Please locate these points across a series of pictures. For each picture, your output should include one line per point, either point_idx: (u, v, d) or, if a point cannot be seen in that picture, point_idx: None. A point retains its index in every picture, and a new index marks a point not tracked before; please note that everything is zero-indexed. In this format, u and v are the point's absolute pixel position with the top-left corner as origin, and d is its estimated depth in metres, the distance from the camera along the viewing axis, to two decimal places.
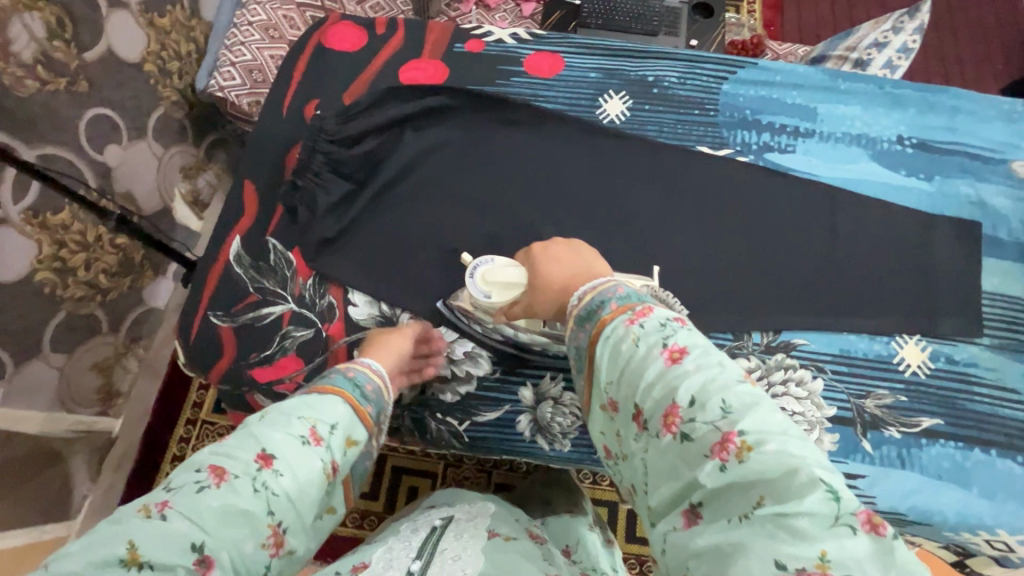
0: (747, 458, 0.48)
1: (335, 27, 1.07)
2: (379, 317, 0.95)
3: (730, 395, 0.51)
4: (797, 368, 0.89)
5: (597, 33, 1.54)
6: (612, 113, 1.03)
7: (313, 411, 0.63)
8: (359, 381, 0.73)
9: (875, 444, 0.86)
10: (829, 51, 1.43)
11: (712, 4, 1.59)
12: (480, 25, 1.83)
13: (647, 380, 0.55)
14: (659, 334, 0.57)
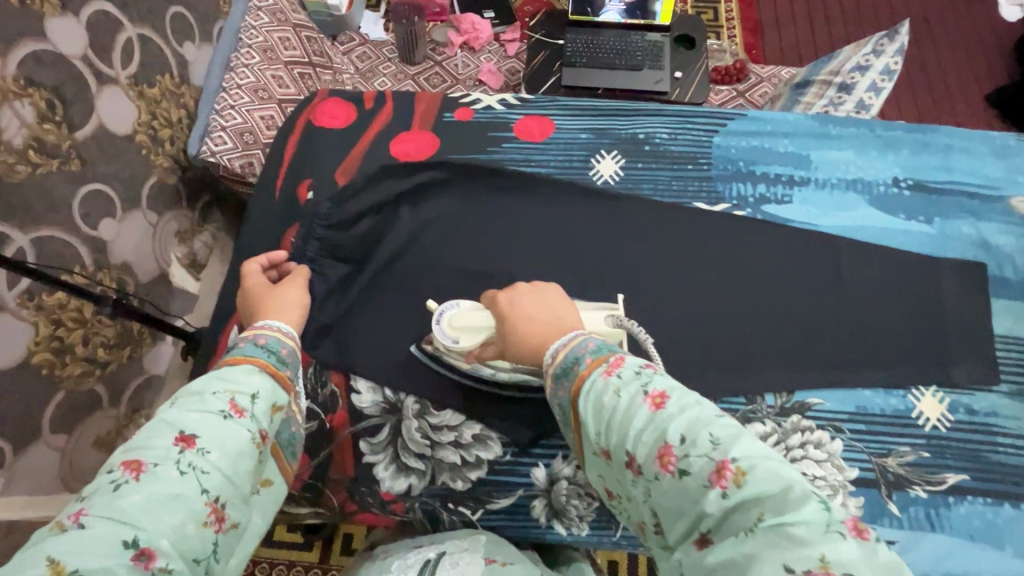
0: (740, 481, 0.53)
1: (325, 105, 1.12)
2: (384, 403, 0.94)
3: (713, 427, 0.57)
4: (814, 429, 0.87)
5: (580, 71, 1.56)
6: (605, 173, 1.06)
7: (230, 386, 0.68)
8: (273, 347, 0.76)
9: (902, 506, 0.84)
10: (813, 75, 1.46)
11: (694, 35, 1.60)
12: (466, 66, 1.86)
13: (638, 426, 0.60)
14: (634, 384, 0.64)
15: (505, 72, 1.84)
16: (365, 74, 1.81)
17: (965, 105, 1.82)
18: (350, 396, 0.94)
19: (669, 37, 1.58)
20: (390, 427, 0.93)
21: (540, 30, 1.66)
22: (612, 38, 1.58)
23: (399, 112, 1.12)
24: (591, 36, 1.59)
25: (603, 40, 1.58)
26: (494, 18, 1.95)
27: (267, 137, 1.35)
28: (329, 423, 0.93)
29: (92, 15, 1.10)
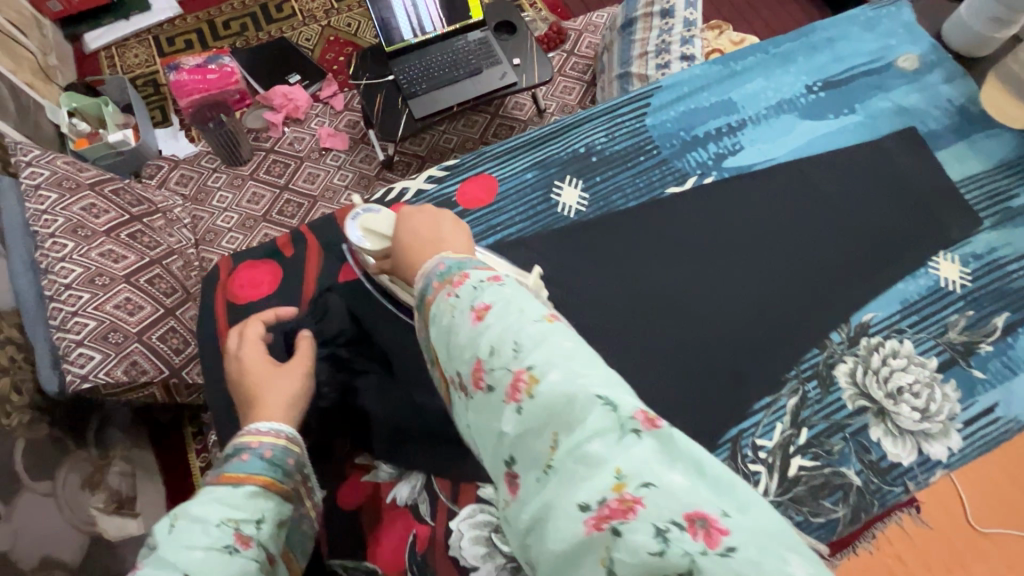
0: (540, 395, 0.46)
1: (242, 275, 0.95)
2: (509, 564, 0.77)
3: (522, 334, 0.49)
4: (884, 342, 0.89)
5: (429, 98, 1.48)
6: (571, 202, 0.98)
7: (230, 511, 0.58)
8: (259, 462, 0.63)
9: (983, 366, 0.88)
10: (632, 13, 1.51)
11: (512, 20, 1.59)
12: (297, 139, 1.69)
13: (460, 344, 0.52)
14: (467, 298, 0.54)
15: (344, 129, 1.70)
16: (196, 198, 1.60)
17: None
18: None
19: (489, 30, 1.56)
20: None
21: (364, 75, 1.54)
22: (439, 54, 1.52)
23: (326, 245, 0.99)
24: (419, 59, 1.52)
25: (432, 59, 1.52)
26: (302, 79, 1.76)
27: (136, 326, 1.13)
28: None
29: None
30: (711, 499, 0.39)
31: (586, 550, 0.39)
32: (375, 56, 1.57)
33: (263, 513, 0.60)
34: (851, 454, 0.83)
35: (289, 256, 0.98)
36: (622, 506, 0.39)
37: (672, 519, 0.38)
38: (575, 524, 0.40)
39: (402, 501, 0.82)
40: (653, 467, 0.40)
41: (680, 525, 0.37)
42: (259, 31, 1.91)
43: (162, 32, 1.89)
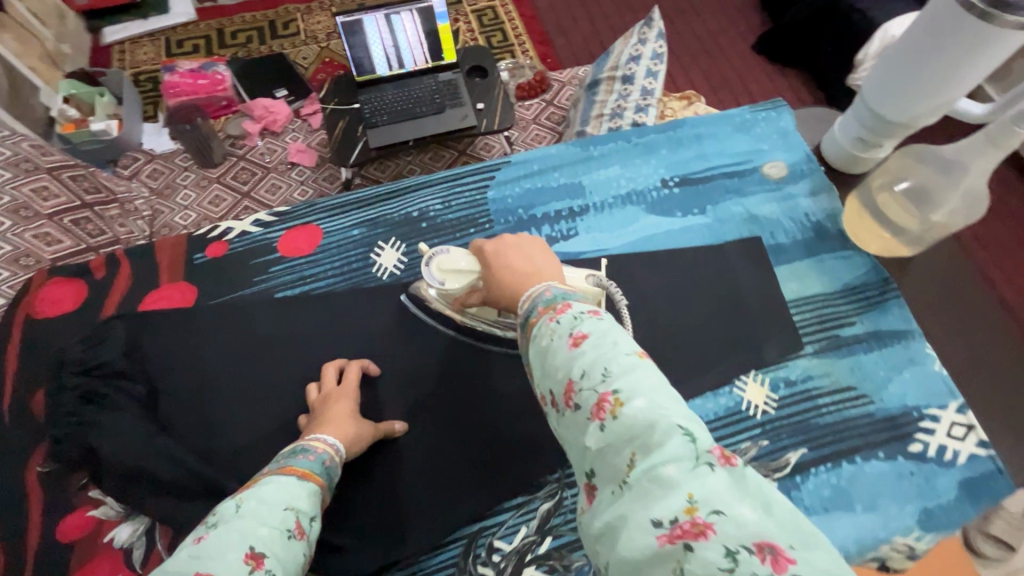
0: (631, 420, 0.32)
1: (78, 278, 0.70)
2: None
3: (614, 358, 0.35)
4: None
5: (387, 129, 1.53)
6: (389, 265, 0.68)
7: (291, 498, 0.41)
8: (325, 465, 0.47)
9: None
10: (599, 74, 1.52)
11: (484, 65, 1.64)
12: (271, 151, 1.76)
13: (550, 363, 0.37)
14: (563, 321, 0.38)
15: (315, 147, 1.75)
16: (162, 192, 1.66)
17: (741, 46, 1.99)
18: None
19: (460, 73, 1.61)
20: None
21: (332, 100, 1.59)
22: (407, 90, 1.57)
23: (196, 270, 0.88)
24: (386, 93, 1.57)
25: (398, 93, 1.57)
26: (289, 95, 1.83)
27: None
28: None
29: None
30: (768, 521, 0.29)
31: (655, 567, 0.28)
32: (346, 83, 1.62)
33: (320, 512, 0.43)
34: None
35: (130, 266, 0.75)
36: (689, 538, 0.28)
37: (743, 541, 0.27)
38: (642, 535, 0.29)
39: None
40: (733, 503, 0.29)
41: (749, 548, 0.27)
42: (263, 44, 2.00)
43: (175, 35, 2.01)
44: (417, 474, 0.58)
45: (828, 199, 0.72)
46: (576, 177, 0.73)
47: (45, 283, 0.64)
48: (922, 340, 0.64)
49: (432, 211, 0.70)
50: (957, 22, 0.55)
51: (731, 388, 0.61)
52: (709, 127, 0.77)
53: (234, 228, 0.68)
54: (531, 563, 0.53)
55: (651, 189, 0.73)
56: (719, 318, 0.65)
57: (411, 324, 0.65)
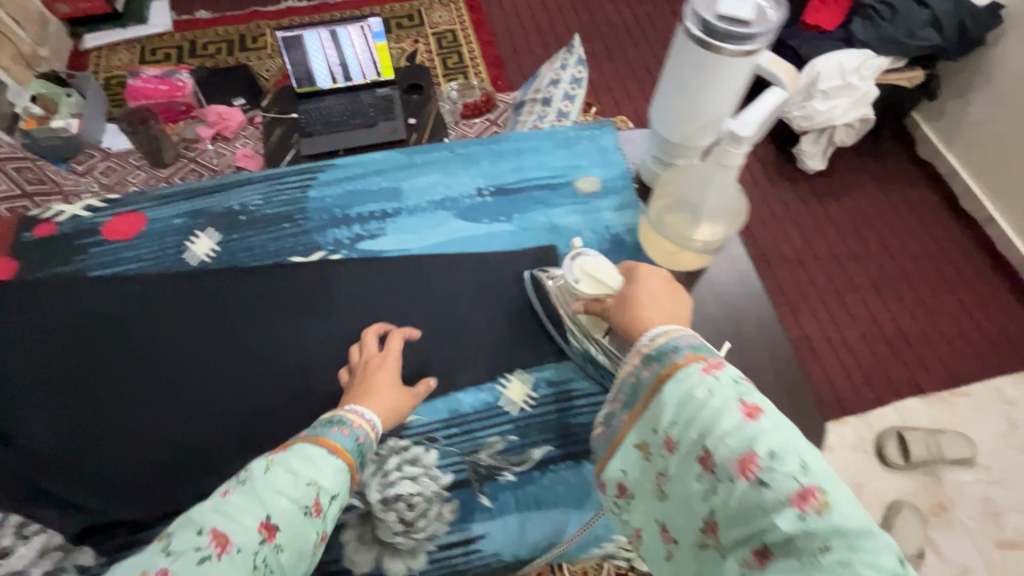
0: (824, 489, 0.35)
1: None
2: None
3: (806, 452, 0.37)
4: (409, 447, 0.61)
5: (320, 138, 1.60)
6: (200, 254, 0.72)
7: (315, 474, 0.46)
8: (359, 446, 0.51)
9: (494, 497, 0.58)
10: (525, 96, 1.59)
11: (421, 82, 1.72)
12: (220, 155, 1.84)
13: (722, 431, 0.40)
14: (728, 386, 0.42)
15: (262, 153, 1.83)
16: (112, 189, 1.74)
17: None
18: None
19: (397, 89, 1.69)
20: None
21: (273, 109, 1.66)
22: (344, 103, 1.65)
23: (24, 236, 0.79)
24: (323, 104, 1.65)
25: (336, 105, 1.65)
26: (245, 104, 1.95)
27: None
28: None
29: None
30: None
31: None
32: (289, 94, 1.69)
33: (344, 490, 0.47)
34: None
35: None
36: None
37: None
38: None
39: None
40: None
41: None
42: (230, 56, 2.12)
43: (150, 44, 2.13)
44: (177, 443, 0.62)
45: (631, 215, 0.75)
46: (396, 182, 0.78)
47: None
48: None
49: (252, 206, 0.75)
50: (687, 48, 0.59)
51: (494, 384, 0.64)
52: (532, 142, 0.81)
53: (64, 212, 0.74)
54: None
55: (465, 197, 0.77)
56: (495, 321, 0.68)
57: (205, 306, 0.69)
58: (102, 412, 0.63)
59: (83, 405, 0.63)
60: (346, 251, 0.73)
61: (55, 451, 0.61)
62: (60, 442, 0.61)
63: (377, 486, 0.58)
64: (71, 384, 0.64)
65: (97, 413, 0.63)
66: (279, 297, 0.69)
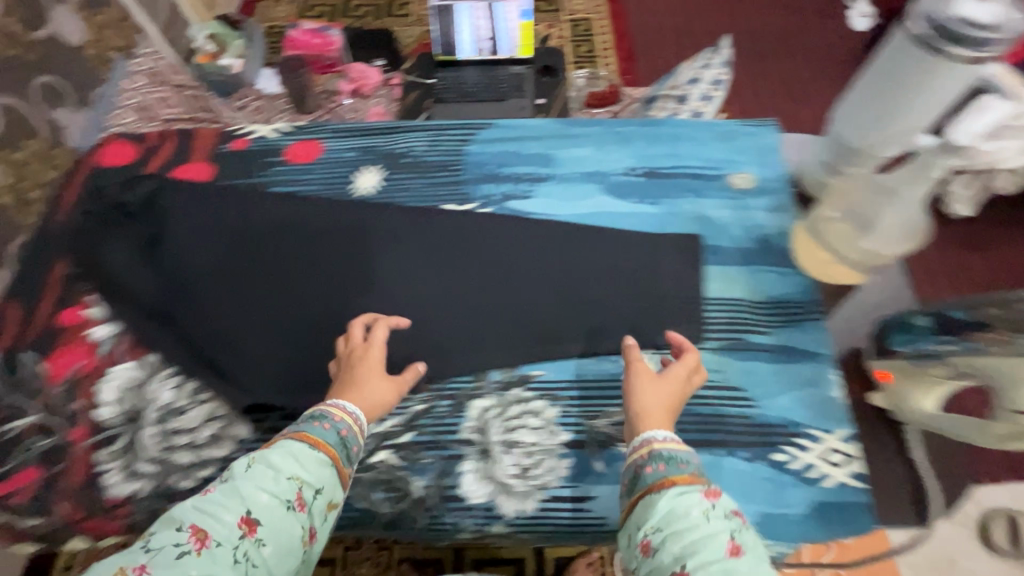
0: None
1: (109, 145, 0.81)
2: (130, 411, 0.63)
3: None
4: (534, 400, 0.63)
5: (452, 105, 1.67)
6: (365, 186, 0.78)
7: (298, 470, 0.46)
8: (347, 441, 0.51)
9: (608, 463, 0.59)
10: (659, 91, 1.56)
11: (555, 65, 1.73)
12: (356, 111, 1.96)
13: (706, 557, 0.39)
14: (722, 515, 0.42)
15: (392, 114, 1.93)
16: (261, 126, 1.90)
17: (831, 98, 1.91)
18: (93, 408, 0.63)
19: (531, 68, 1.72)
20: (129, 435, 0.62)
21: (414, 72, 1.77)
22: (479, 75, 1.70)
23: (202, 138, 0.82)
24: (459, 73, 1.71)
25: (471, 76, 1.70)
26: (384, 66, 2.06)
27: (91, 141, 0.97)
28: (68, 439, 0.62)
29: None
30: None
31: None
32: (429, 61, 1.78)
33: (330, 483, 0.48)
34: (435, 472, 0.59)
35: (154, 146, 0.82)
36: None
37: None
38: None
39: (94, 336, 0.67)
40: None
41: None
42: (377, 20, 2.25)
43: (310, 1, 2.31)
44: (322, 352, 0.66)
45: (784, 218, 0.73)
46: (549, 149, 0.80)
47: (113, 143, 0.82)
48: (831, 365, 0.64)
49: (416, 150, 0.81)
50: (907, 46, 0.57)
51: (621, 357, 0.65)
52: (689, 131, 0.81)
53: (258, 132, 0.83)
54: (386, 446, 0.61)
55: (615, 173, 0.78)
56: (632, 297, 0.68)
57: (357, 232, 0.73)
58: (253, 313, 0.69)
59: (243, 300, 0.69)
60: (495, 206, 0.76)
61: (219, 334, 0.67)
62: (221, 327, 0.68)
63: (500, 429, 0.61)
64: (241, 277, 0.71)
65: (256, 308, 0.69)
66: (425, 237, 0.73)
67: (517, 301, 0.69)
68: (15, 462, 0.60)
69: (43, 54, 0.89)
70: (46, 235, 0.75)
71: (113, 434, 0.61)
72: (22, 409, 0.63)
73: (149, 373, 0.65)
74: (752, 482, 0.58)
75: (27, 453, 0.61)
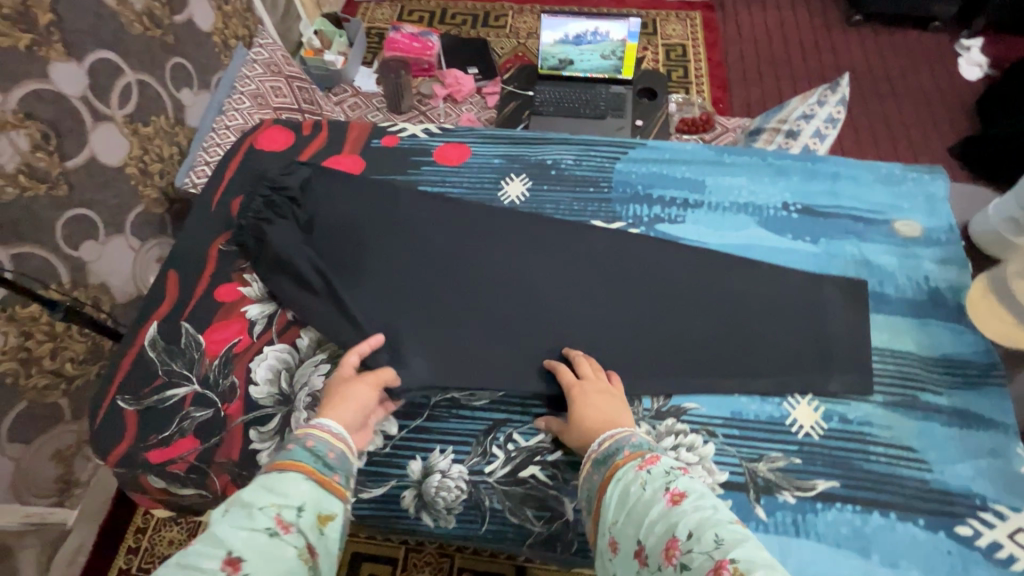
0: (705, 553, 0.38)
1: (265, 129, 0.84)
2: (284, 393, 0.64)
3: (722, 528, 0.39)
4: (688, 433, 0.61)
5: (549, 119, 1.67)
6: (513, 195, 0.78)
7: (273, 497, 0.45)
8: (322, 447, 0.50)
9: (770, 512, 0.56)
10: (766, 124, 1.52)
11: (656, 88, 1.72)
12: (447, 116, 1.99)
13: (650, 519, 0.42)
14: (657, 476, 0.45)
15: (482, 121, 1.95)
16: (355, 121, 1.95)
17: (939, 147, 1.82)
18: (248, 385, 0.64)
19: (631, 89, 1.71)
20: (282, 416, 0.62)
21: (513, 83, 1.78)
22: (579, 91, 1.70)
23: (352, 131, 0.84)
24: (558, 88, 1.72)
25: (570, 92, 1.70)
26: (477, 74, 2.09)
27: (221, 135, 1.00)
28: (224, 413, 0.63)
29: (93, 62, 0.81)
30: None
31: None
32: (528, 74, 1.79)
33: (309, 497, 0.46)
34: None
35: (306, 136, 0.84)
36: None
37: None
38: None
39: (250, 314, 0.69)
40: None
41: None
42: (473, 29, 2.29)
43: (409, 5, 2.37)
44: (478, 362, 0.64)
45: (957, 272, 0.69)
46: (701, 175, 0.78)
47: (269, 128, 0.85)
48: (1015, 438, 0.59)
49: (563, 163, 0.80)
50: None
51: (781, 400, 0.62)
52: (849, 170, 0.77)
53: (407, 130, 0.84)
54: (536, 462, 0.59)
55: (770, 207, 0.75)
56: (793, 338, 0.65)
57: (514, 244, 0.72)
58: (415, 303, 0.67)
59: (406, 291, 0.68)
60: (645, 227, 0.74)
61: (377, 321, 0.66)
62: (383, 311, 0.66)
63: None
64: (405, 265, 0.70)
65: (411, 308, 0.67)
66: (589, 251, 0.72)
67: (670, 328, 0.67)
68: (176, 429, 0.62)
69: (168, 35, 0.96)
70: (206, 212, 0.78)
71: (270, 414, 0.62)
72: (181, 377, 0.65)
73: (303, 357, 0.66)
74: (931, 555, 0.54)
75: (184, 422, 0.62)
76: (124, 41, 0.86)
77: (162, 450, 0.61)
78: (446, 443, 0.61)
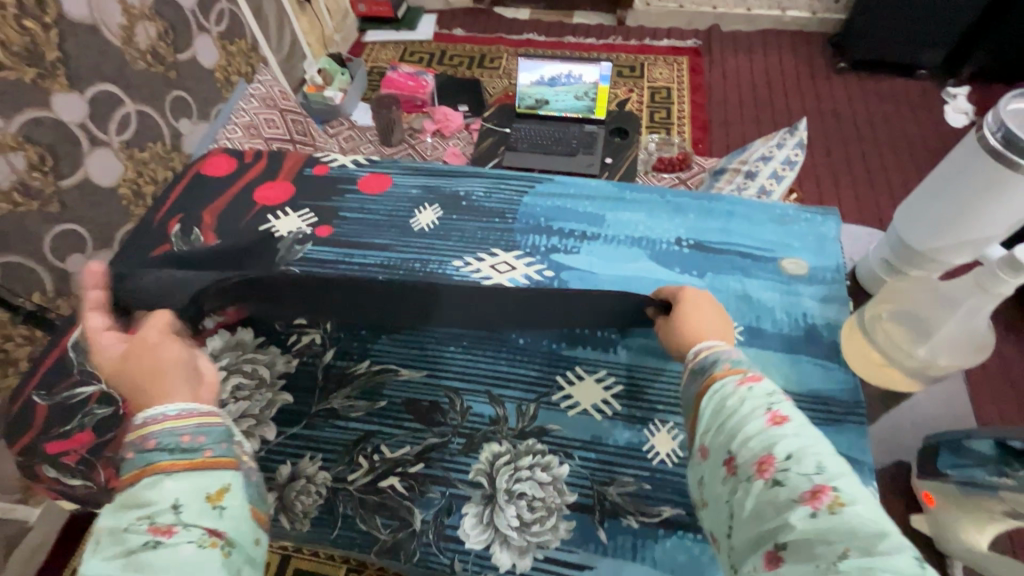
0: (801, 475, 0.38)
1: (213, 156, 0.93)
2: None
3: (825, 458, 0.39)
4: (546, 453, 0.63)
5: (522, 154, 1.75)
6: (424, 223, 0.83)
7: (140, 512, 0.38)
8: (170, 439, 0.41)
9: (611, 536, 0.58)
10: (728, 164, 1.54)
11: (628, 127, 1.77)
12: (435, 149, 2.08)
13: (746, 433, 0.42)
14: (760, 396, 0.44)
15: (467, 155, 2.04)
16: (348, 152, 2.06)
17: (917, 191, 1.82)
18: None
19: (603, 129, 1.78)
20: None
21: (492, 120, 1.87)
22: (553, 128, 1.77)
23: (291, 160, 0.92)
24: (535, 127, 1.80)
25: (544, 129, 1.78)
26: (466, 112, 2.20)
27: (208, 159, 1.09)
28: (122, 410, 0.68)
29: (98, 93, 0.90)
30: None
31: None
32: (508, 112, 1.88)
33: (182, 491, 0.39)
34: (438, 509, 0.60)
35: (248, 162, 0.92)
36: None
37: None
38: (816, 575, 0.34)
39: None
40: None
41: None
42: (467, 69, 2.41)
43: (411, 47, 2.52)
44: None
45: (837, 309, 0.70)
46: (602, 210, 0.82)
47: (216, 155, 0.93)
48: (871, 477, 0.59)
49: (474, 195, 0.86)
50: (978, 159, 0.68)
51: (642, 427, 0.64)
52: (745, 210, 0.81)
53: (337, 160, 0.91)
54: (397, 473, 0.62)
55: (663, 241, 0.78)
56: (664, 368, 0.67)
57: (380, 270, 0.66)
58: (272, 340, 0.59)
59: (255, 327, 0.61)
60: (540, 256, 0.78)
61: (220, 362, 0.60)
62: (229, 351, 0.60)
63: (507, 479, 0.61)
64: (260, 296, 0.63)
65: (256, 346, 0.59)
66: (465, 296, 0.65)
67: (547, 352, 0.69)
68: (76, 422, 0.67)
69: (171, 70, 1.06)
70: (147, 228, 0.85)
71: None
72: (90, 377, 0.70)
73: None
74: None
75: (86, 416, 0.68)
76: (128, 74, 0.96)
77: (60, 441, 0.67)
78: (316, 450, 0.64)
